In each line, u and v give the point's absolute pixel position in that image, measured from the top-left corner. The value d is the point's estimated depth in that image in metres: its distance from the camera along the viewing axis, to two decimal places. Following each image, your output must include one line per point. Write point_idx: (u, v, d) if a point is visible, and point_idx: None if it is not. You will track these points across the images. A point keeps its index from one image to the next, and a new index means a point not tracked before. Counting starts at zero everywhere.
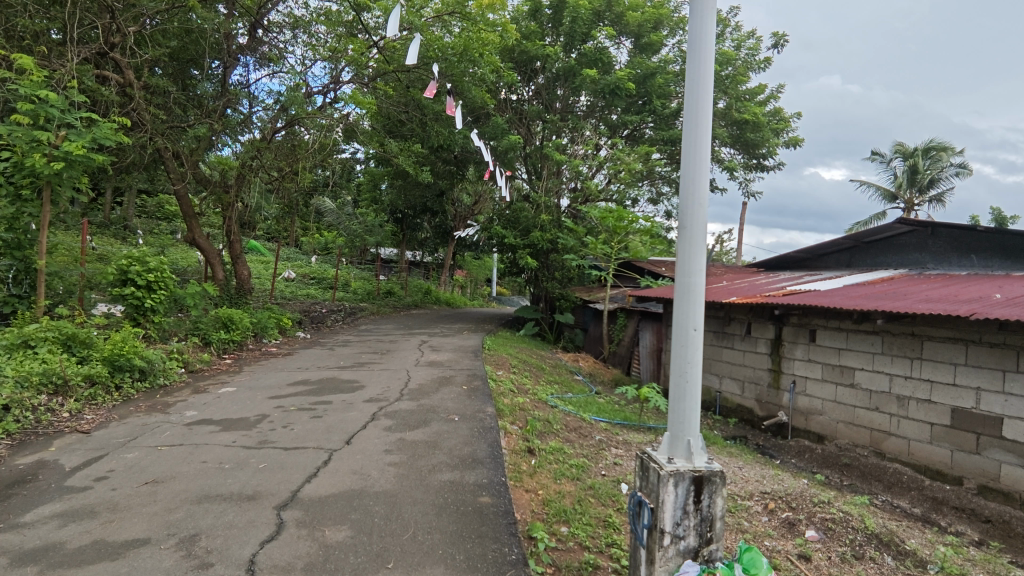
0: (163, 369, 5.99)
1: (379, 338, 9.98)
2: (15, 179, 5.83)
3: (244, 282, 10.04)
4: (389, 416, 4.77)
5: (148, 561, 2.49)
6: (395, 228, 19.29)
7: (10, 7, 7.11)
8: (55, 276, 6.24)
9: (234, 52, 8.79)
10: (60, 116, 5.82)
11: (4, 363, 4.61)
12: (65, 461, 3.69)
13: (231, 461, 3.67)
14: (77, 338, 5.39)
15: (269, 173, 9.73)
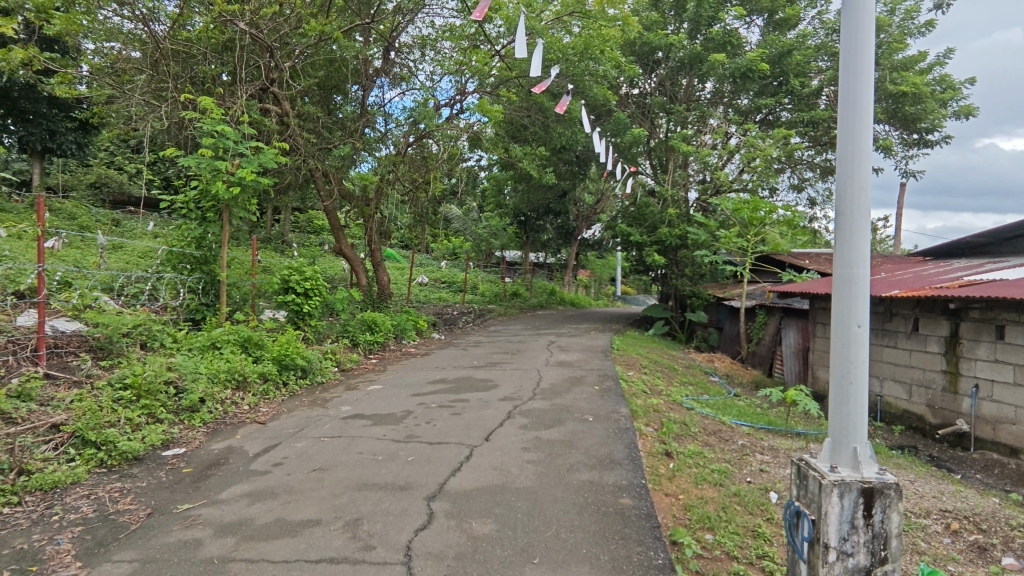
0: (320, 368, 6.66)
1: (509, 338, 10.25)
2: (202, 205, 6.78)
3: (385, 288, 10.81)
4: (524, 414, 4.88)
5: (321, 540, 2.77)
6: (518, 231, 19.73)
7: (192, 56, 8.29)
8: (234, 286, 7.14)
9: (371, 75, 9.51)
10: (234, 147, 6.66)
11: (199, 361, 5.37)
12: (249, 447, 4.22)
13: (383, 453, 3.97)
14: (253, 340, 6.14)
15: (404, 184, 10.41)
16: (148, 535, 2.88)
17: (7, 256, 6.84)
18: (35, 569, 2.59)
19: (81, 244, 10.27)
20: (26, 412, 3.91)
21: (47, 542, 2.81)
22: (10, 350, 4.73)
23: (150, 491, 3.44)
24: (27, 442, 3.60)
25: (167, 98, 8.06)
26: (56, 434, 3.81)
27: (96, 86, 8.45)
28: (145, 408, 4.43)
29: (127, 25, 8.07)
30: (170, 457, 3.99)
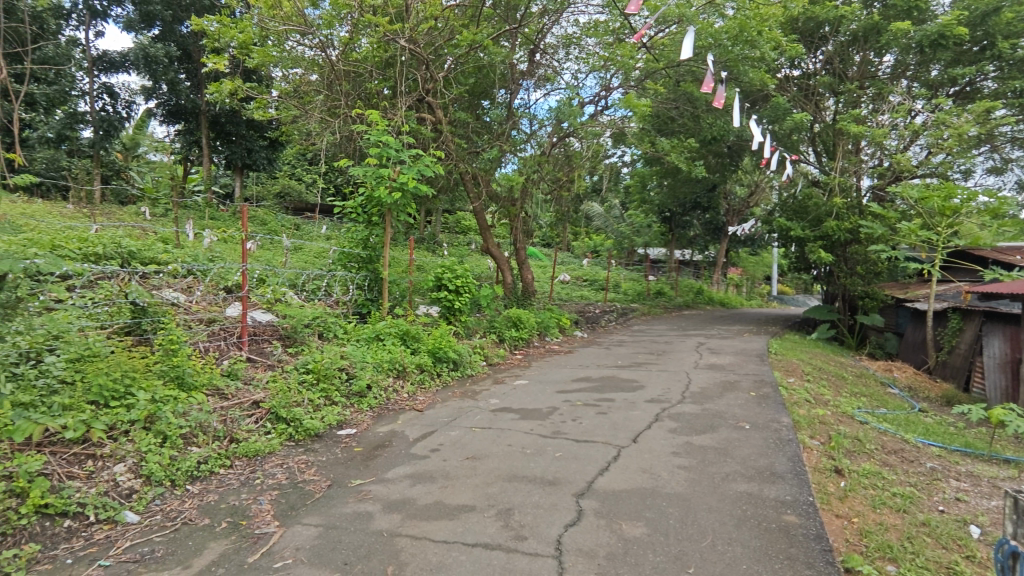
0: (470, 361, 7.01)
1: (654, 339, 9.95)
2: (368, 209, 7.45)
3: (529, 285, 11.07)
4: (673, 418, 4.71)
5: (477, 526, 2.91)
6: (663, 228, 19.08)
7: (360, 74, 9.13)
8: (394, 283, 7.76)
9: (518, 78, 9.79)
10: (395, 155, 7.22)
11: (366, 352, 5.92)
12: (409, 432, 4.57)
13: (531, 447, 4.08)
14: (411, 333, 6.63)
15: (549, 183, 10.57)
16: (329, 504, 3.24)
17: (217, 257, 8.10)
18: (244, 523, 3.04)
19: (271, 246, 11.82)
20: (234, 389, 4.60)
21: (253, 501, 3.29)
22: (222, 337, 5.59)
23: (329, 465, 3.87)
24: (235, 415, 4.23)
25: (340, 115, 8.98)
26: (257, 410, 4.42)
27: (283, 108, 9.65)
28: (324, 391, 4.98)
29: (308, 52, 9.09)
30: (344, 437, 4.45)
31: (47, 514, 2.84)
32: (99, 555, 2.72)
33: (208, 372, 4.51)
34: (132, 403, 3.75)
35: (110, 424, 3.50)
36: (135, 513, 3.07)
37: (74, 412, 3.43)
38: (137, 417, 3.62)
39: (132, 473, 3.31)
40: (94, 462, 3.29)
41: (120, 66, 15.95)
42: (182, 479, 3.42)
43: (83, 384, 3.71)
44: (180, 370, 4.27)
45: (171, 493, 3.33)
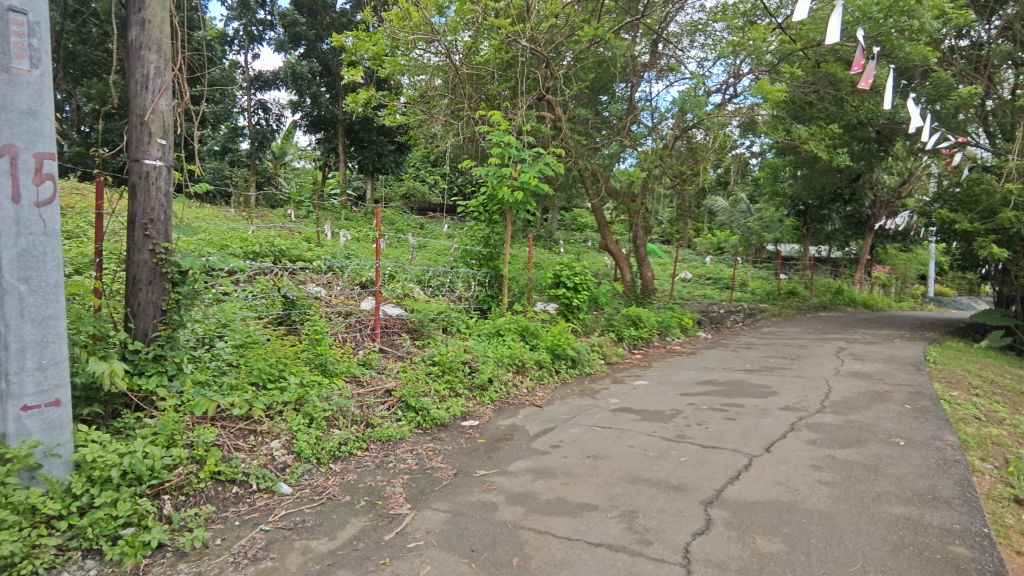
0: (589, 359, 6.97)
1: (786, 342, 9.25)
2: (490, 208, 7.67)
3: (649, 283, 10.77)
4: (811, 428, 4.34)
5: (600, 525, 2.89)
6: (796, 222, 17.65)
7: (482, 77, 9.40)
8: (514, 280, 7.91)
9: (639, 71, 9.56)
10: (517, 154, 7.33)
11: (488, 346, 6.10)
12: (529, 427, 4.64)
13: (655, 450, 3.96)
14: (530, 330, 6.73)
15: (671, 178, 10.22)
16: (456, 492, 3.39)
17: (353, 255, 8.76)
18: (380, 503, 3.27)
19: (399, 245, 12.58)
20: (369, 377, 4.95)
21: (387, 483, 3.52)
22: (358, 328, 6.03)
23: (454, 454, 4.04)
24: (371, 402, 4.54)
25: (463, 117, 9.32)
26: (389, 398, 4.72)
27: (411, 113, 10.20)
28: (449, 382, 5.21)
29: (433, 59, 9.51)
30: (468, 428, 4.63)
31: (219, 480, 3.22)
32: (261, 520, 3.05)
33: (347, 361, 4.90)
34: (284, 386, 4.17)
35: (266, 405, 3.92)
36: (288, 486, 3.40)
37: (239, 392, 3.89)
38: (289, 399, 4.02)
39: (286, 449, 3.68)
40: (254, 438, 3.69)
41: (271, 83, 17.88)
42: (326, 457, 3.74)
43: (245, 368, 4.18)
44: (323, 358, 4.68)
45: (317, 470, 3.65)
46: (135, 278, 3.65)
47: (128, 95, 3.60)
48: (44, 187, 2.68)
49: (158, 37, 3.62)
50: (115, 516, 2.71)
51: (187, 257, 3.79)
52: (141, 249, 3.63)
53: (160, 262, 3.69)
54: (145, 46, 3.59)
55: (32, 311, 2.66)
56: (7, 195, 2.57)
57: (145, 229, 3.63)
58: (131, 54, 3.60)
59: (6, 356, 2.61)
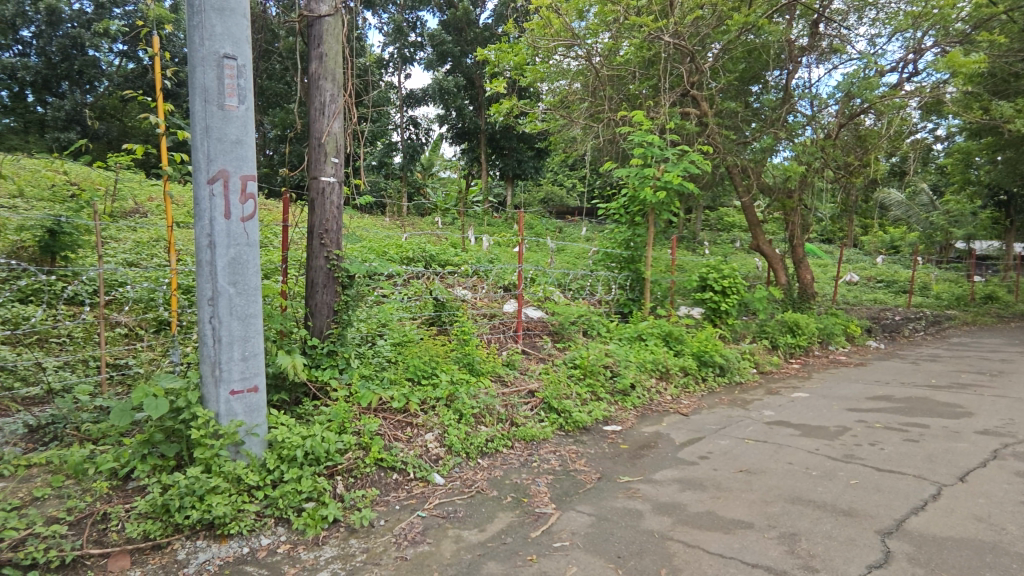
0: (739, 367, 6.57)
1: (984, 355, 7.92)
2: (632, 210, 7.54)
3: (808, 287, 9.87)
4: (1021, 458, 3.68)
5: (756, 545, 2.71)
6: (996, 215, 15.08)
7: (623, 77, 9.26)
8: (657, 283, 7.69)
9: (796, 56, 8.84)
10: (660, 153, 7.11)
11: (630, 351, 6.00)
12: (675, 435, 4.48)
13: (819, 469, 3.62)
14: (674, 335, 6.51)
15: (834, 170, 9.28)
16: (600, 496, 3.38)
17: (496, 259, 9.08)
18: (526, 501, 3.35)
19: (538, 249, 12.82)
20: (513, 377, 5.11)
21: (532, 482, 3.61)
22: (501, 330, 6.22)
23: (597, 458, 4.03)
24: (516, 401, 4.68)
25: (603, 119, 9.24)
26: (532, 398, 4.83)
27: (551, 119, 10.37)
28: (590, 386, 5.20)
29: (573, 63, 9.58)
30: (610, 432, 4.58)
31: (383, 466, 3.52)
32: (418, 506, 3.29)
33: (492, 361, 5.10)
34: (436, 382, 4.46)
35: (421, 399, 4.21)
36: (441, 477, 3.63)
37: (398, 387, 4.23)
38: (441, 395, 4.29)
39: (438, 441, 3.91)
40: (411, 429, 3.97)
41: (422, 99, 19.25)
42: (475, 452, 3.92)
43: (403, 364, 4.53)
44: (470, 357, 4.92)
45: (467, 463, 3.84)
46: (312, 282, 4.14)
47: (309, 121, 4.08)
48: (247, 205, 3.14)
49: (332, 68, 4.06)
50: (299, 490, 3.08)
51: (355, 263, 4.22)
52: (318, 256, 4.10)
53: (333, 267, 4.14)
54: (322, 77, 4.05)
55: (239, 310, 3.13)
56: (221, 212, 3.05)
57: (321, 239, 4.10)
58: (311, 85, 4.08)
59: (220, 348, 3.09)
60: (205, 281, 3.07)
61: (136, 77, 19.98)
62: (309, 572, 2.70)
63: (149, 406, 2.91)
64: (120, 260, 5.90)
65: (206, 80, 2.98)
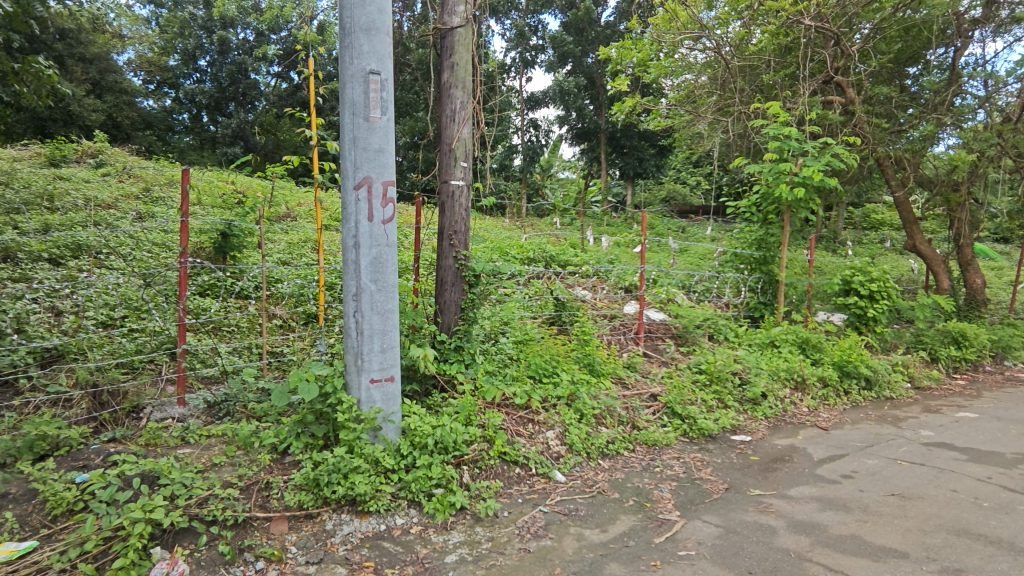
0: (889, 381, 5.93)
1: None
2: (764, 208, 7.08)
3: (977, 293, 8.66)
4: None
5: None
6: None
7: (756, 66, 8.72)
8: (792, 286, 7.14)
9: (966, 30, 7.82)
10: (799, 146, 6.59)
11: (761, 357, 5.65)
12: (813, 451, 4.15)
13: (990, 501, 3.18)
14: (811, 342, 6.03)
15: (1013, 158, 8.07)
16: (728, 508, 3.23)
17: (616, 260, 8.96)
18: (648, 506, 3.30)
19: (660, 249, 12.46)
20: (634, 380, 5.02)
21: (655, 488, 3.54)
22: (622, 331, 6.10)
23: (725, 468, 3.85)
24: (637, 405, 4.59)
25: (733, 112, 8.74)
26: (655, 402, 4.71)
27: (676, 115, 10.04)
28: (716, 393, 4.97)
29: (700, 56, 9.21)
30: (739, 443, 4.35)
31: (506, 459, 3.63)
32: (539, 501, 3.36)
33: (613, 362, 5.05)
34: (557, 381, 4.50)
35: (542, 397, 4.27)
36: (562, 475, 3.67)
37: (520, 384, 4.34)
38: (561, 394, 4.33)
39: (559, 439, 3.95)
40: (533, 426, 4.05)
41: (542, 101, 19.54)
42: (596, 453, 3.91)
43: (524, 362, 4.64)
44: (591, 358, 4.92)
45: (587, 463, 3.85)
46: (442, 280, 4.37)
47: (440, 128, 4.31)
48: (387, 208, 3.38)
49: (462, 76, 4.26)
50: (430, 476, 3.27)
51: (480, 262, 4.39)
52: (447, 256, 4.32)
53: (461, 266, 4.35)
54: (453, 85, 4.26)
55: (379, 306, 3.39)
56: (365, 215, 3.32)
57: (450, 239, 4.31)
58: (443, 94, 4.30)
59: (362, 340, 3.36)
60: (351, 279, 3.37)
61: (288, 96, 22.22)
62: (439, 554, 2.86)
63: (303, 389, 3.25)
64: (277, 260, 6.62)
65: (355, 94, 3.27)
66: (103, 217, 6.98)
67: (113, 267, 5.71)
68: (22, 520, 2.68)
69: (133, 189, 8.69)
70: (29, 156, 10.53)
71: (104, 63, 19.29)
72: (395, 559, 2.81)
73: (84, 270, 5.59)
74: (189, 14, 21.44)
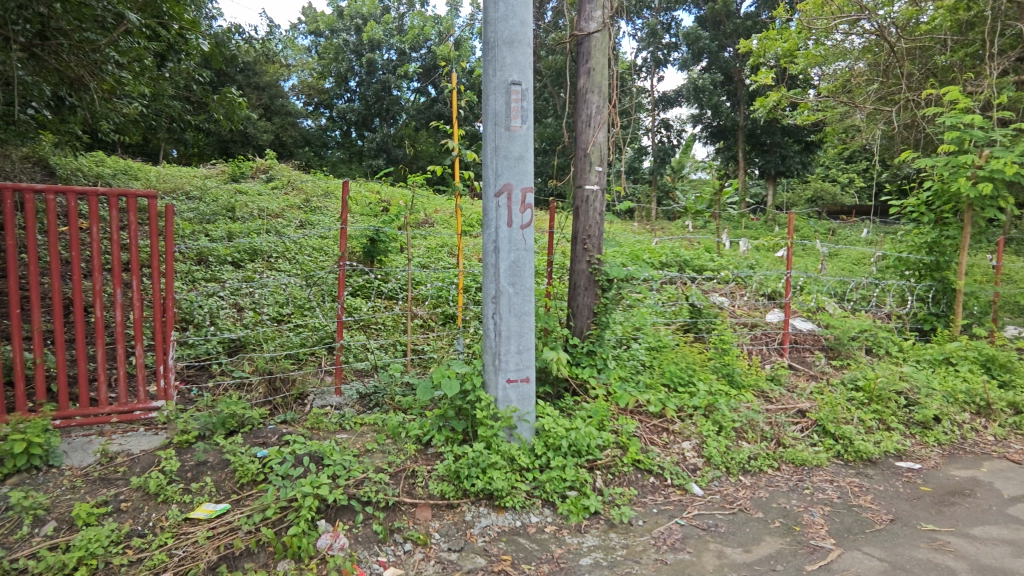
0: None
1: None
2: (938, 207, 6.25)
3: None
4: None
5: None
6: None
7: (929, 48, 7.76)
8: (972, 296, 6.24)
9: None
10: (984, 135, 5.69)
11: (932, 376, 5.00)
12: (1002, 486, 3.65)
13: None
14: (997, 361, 5.28)
15: None
16: (894, 542, 2.96)
17: (758, 266, 8.39)
18: (797, 529, 3.09)
19: (806, 252, 11.53)
20: (779, 394, 4.67)
21: (804, 510, 3.30)
22: (764, 341, 5.71)
23: (888, 496, 3.49)
24: (782, 420, 4.28)
25: (898, 100, 7.80)
26: (803, 419, 4.36)
27: (828, 107, 9.23)
28: (877, 414, 4.47)
29: (859, 41, 8.40)
30: (905, 470, 3.89)
31: (640, 468, 3.57)
32: (675, 513, 3.26)
33: (754, 374, 4.75)
34: (694, 391, 4.33)
35: (678, 406, 4.14)
36: (699, 487, 3.53)
37: (655, 391, 4.26)
38: (699, 404, 4.16)
39: (696, 451, 3.81)
40: (668, 435, 3.94)
41: (674, 101, 18.96)
42: (736, 468, 3.71)
43: (658, 369, 4.54)
44: (730, 368, 4.66)
45: (726, 478, 3.66)
46: (575, 284, 4.41)
47: (575, 134, 4.35)
48: (526, 213, 3.48)
49: (598, 81, 4.27)
50: (564, 478, 3.31)
51: (614, 267, 4.36)
52: (580, 261, 4.36)
53: (594, 270, 4.36)
54: (589, 90, 4.28)
55: (516, 308, 3.49)
56: (505, 221, 3.45)
57: (584, 244, 4.34)
58: (579, 99, 4.34)
59: (500, 341, 3.50)
60: (490, 282, 3.51)
61: (426, 109, 23.65)
62: (574, 555, 2.89)
63: (446, 385, 3.45)
64: (418, 264, 7.07)
65: (497, 106, 3.42)
66: (273, 225, 7.92)
67: (282, 270, 6.46)
68: (218, 485, 3.12)
69: (296, 201, 9.75)
70: (216, 174, 12.22)
71: (274, 90, 21.93)
72: (531, 555, 2.88)
73: (259, 273, 6.40)
74: (343, 40, 23.65)
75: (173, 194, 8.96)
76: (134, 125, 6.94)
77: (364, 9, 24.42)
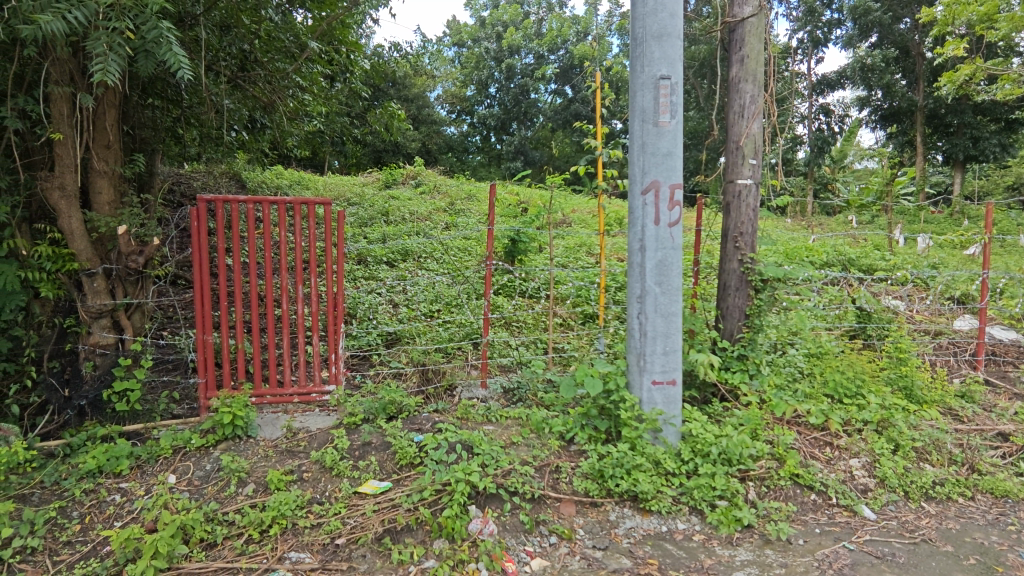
0: None
1: None
2: None
3: None
4: None
5: None
6: None
7: None
8: None
9: None
10: None
11: None
12: None
13: None
14: None
15: None
16: None
17: (943, 265, 7.35)
18: (1000, 571, 2.71)
19: (1003, 249, 9.88)
20: (971, 414, 4.07)
21: (1008, 549, 2.88)
22: (952, 351, 4.99)
23: None
24: (977, 443, 3.71)
25: None
26: (1005, 443, 3.75)
27: None
28: None
29: None
30: None
31: (799, 483, 3.30)
32: (843, 536, 2.98)
33: (940, 388, 4.17)
34: (863, 404, 3.90)
35: (845, 419, 3.76)
36: (872, 511, 3.18)
37: (816, 401, 3.92)
38: (870, 418, 3.74)
39: (867, 471, 3.44)
40: (832, 450, 3.60)
41: (836, 83, 17.20)
42: (917, 493, 3.29)
43: (820, 378, 4.14)
44: (909, 381, 4.12)
45: (905, 503, 3.26)
46: (725, 284, 4.20)
47: (727, 125, 4.12)
48: (674, 211, 3.38)
49: (753, 68, 4.02)
50: (713, 486, 3.16)
51: (769, 266, 4.08)
52: (731, 260, 4.13)
53: (746, 270, 4.11)
54: (743, 79, 4.04)
55: (663, 308, 3.41)
56: (652, 219, 3.38)
57: (736, 242, 4.11)
58: (731, 89, 4.11)
59: (645, 342, 3.44)
60: (636, 281, 3.47)
61: (563, 109, 23.83)
62: (725, 567, 2.76)
63: (589, 383, 3.47)
64: (557, 263, 7.17)
65: (645, 101, 3.36)
66: (423, 227, 8.51)
67: (431, 269, 6.91)
68: (381, 464, 3.43)
69: (442, 204, 10.37)
70: (373, 181, 13.40)
71: (421, 101, 23.51)
72: (679, 562, 2.81)
73: (411, 271, 6.90)
74: (484, 49, 24.63)
75: (338, 200, 9.97)
76: (309, 140, 7.85)
77: (505, 17, 25.21)
